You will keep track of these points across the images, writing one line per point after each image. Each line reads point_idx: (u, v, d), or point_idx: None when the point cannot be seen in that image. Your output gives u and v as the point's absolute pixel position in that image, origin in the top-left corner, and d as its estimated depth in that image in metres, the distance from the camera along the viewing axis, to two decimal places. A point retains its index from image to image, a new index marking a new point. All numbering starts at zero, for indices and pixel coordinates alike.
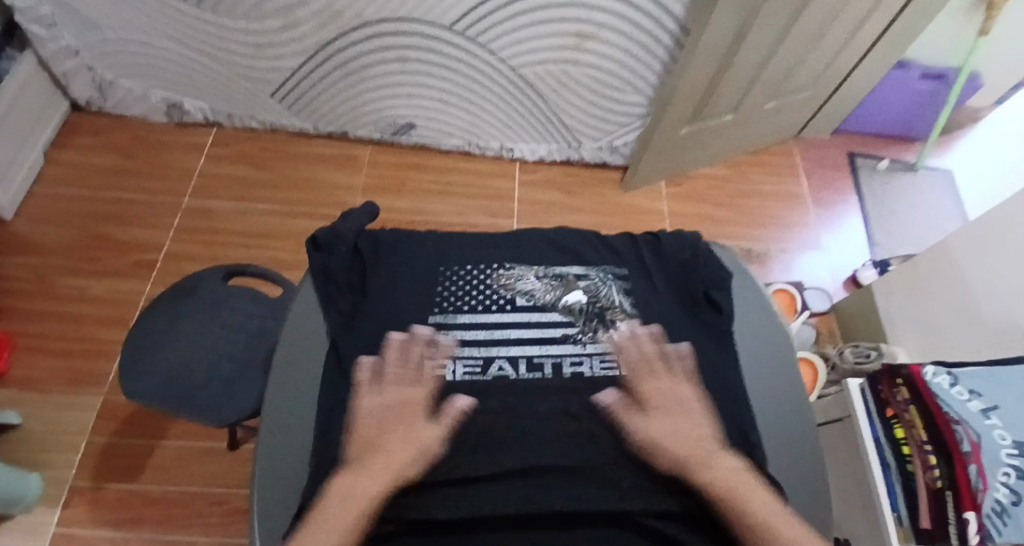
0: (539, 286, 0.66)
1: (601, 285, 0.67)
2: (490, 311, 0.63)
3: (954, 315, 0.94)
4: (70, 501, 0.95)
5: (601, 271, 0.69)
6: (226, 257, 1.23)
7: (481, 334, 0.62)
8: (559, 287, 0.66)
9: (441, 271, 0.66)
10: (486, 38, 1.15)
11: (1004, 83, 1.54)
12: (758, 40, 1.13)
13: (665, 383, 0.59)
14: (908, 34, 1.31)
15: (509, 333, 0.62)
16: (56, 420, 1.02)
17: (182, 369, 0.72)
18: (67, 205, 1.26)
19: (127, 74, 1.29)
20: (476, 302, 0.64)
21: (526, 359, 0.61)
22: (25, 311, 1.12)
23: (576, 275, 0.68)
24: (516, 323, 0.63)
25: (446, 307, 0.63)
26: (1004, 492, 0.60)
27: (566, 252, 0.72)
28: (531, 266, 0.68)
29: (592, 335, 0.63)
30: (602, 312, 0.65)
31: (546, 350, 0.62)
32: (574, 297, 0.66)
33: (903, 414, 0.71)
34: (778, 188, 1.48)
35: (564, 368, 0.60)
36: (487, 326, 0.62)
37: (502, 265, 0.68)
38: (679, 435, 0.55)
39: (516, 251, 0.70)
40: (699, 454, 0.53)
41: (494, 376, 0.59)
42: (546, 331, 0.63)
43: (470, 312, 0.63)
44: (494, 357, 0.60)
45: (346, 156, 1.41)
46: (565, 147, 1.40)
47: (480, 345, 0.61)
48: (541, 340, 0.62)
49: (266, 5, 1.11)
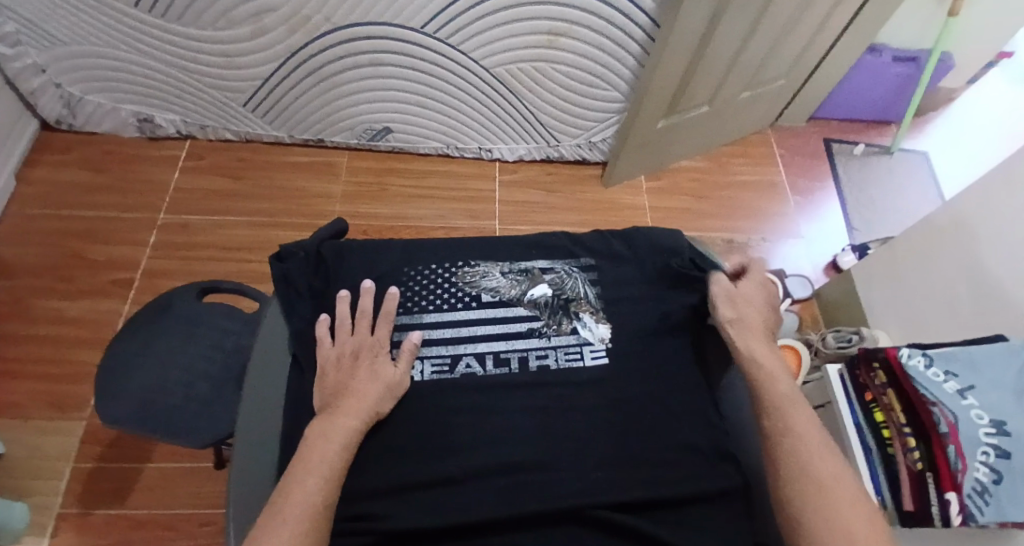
0: (504, 283, 0.68)
1: (567, 278, 0.69)
2: (455, 310, 0.65)
3: (932, 297, 0.95)
4: (56, 528, 0.93)
5: (566, 263, 0.71)
6: (205, 272, 1.21)
7: (447, 333, 0.64)
8: (524, 282, 0.68)
9: (404, 271, 0.67)
10: (458, 38, 1.14)
11: (975, 63, 1.56)
12: (730, 29, 1.13)
13: (755, 285, 0.67)
14: (878, 18, 1.32)
15: (474, 330, 0.64)
16: (38, 446, 1.00)
17: (158, 390, 0.71)
18: (40, 226, 1.23)
19: (94, 90, 1.27)
20: (441, 301, 0.66)
21: (492, 355, 0.63)
22: (1, 336, 1.10)
23: (542, 268, 0.70)
24: (479, 321, 0.65)
25: (410, 308, 0.65)
26: (983, 471, 0.61)
27: (531, 246, 0.72)
28: (496, 262, 0.70)
29: (557, 327, 0.65)
30: (568, 303, 0.67)
31: (512, 345, 0.64)
32: (540, 290, 0.68)
33: (881, 398, 0.71)
34: (757, 178, 1.49)
35: (530, 362, 0.63)
36: (452, 324, 0.64)
37: (466, 263, 0.69)
38: (746, 310, 0.64)
39: (482, 249, 0.71)
40: (757, 329, 0.62)
41: (460, 374, 0.61)
42: (511, 326, 0.65)
43: (435, 310, 0.65)
44: (460, 355, 0.62)
45: (323, 163, 1.40)
46: (543, 146, 1.40)
47: (446, 344, 0.63)
48: (506, 334, 0.64)
49: (232, 14, 1.10)
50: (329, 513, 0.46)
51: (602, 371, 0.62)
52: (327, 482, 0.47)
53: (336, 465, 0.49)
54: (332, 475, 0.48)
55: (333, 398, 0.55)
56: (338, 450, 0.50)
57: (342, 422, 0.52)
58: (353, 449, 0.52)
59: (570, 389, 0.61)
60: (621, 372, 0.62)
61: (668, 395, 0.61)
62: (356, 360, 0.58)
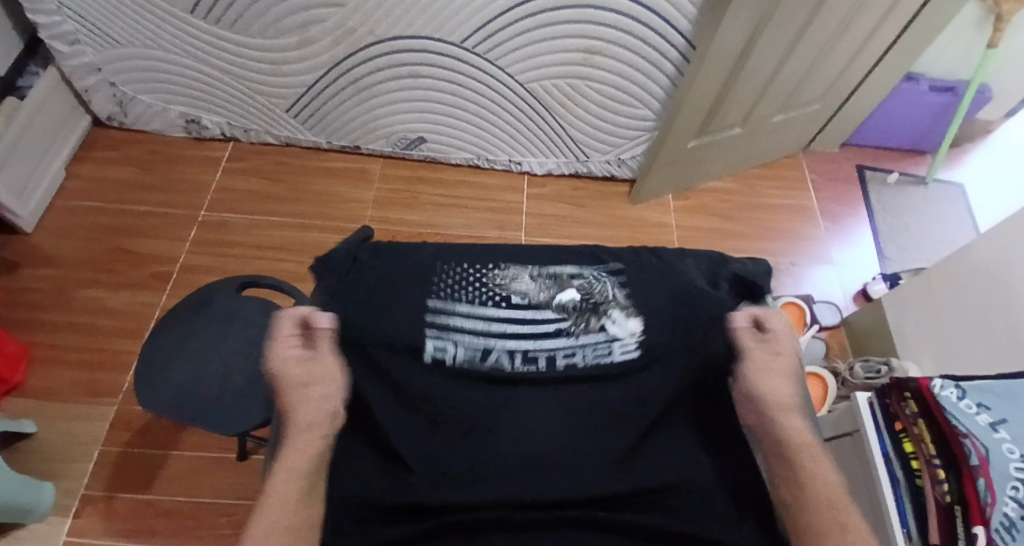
0: (533, 286, 0.69)
1: (596, 282, 0.70)
2: (486, 307, 0.67)
3: (966, 330, 0.93)
4: (83, 510, 0.96)
5: (594, 269, 0.71)
6: (238, 269, 1.25)
7: (478, 326, 0.65)
8: (552, 286, 0.69)
9: (437, 267, 0.69)
10: (494, 54, 1.17)
11: (1015, 95, 1.54)
12: (765, 52, 1.14)
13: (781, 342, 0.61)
14: (916, 45, 1.32)
15: (505, 327, 0.66)
16: (71, 430, 1.04)
17: (193, 380, 0.74)
18: (86, 218, 1.29)
19: (146, 90, 1.33)
20: (474, 297, 0.67)
21: (521, 352, 0.64)
22: (44, 321, 1.15)
23: (570, 274, 0.71)
24: (509, 320, 0.67)
25: (446, 298, 0.67)
26: (1012, 506, 0.57)
27: (562, 252, 0.74)
28: (526, 265, 0.71)
29: (585, 325, 0.66)
30: (597, 304, 0.68)
31: (540, 344, 0.65)
32: (568, 295, 0.69)
33: (912, 428, 0.70)
34: (786, 202, 1.48)
35: (557, 361, 0.64)
36: (483, 319, 0.66)
37: (497, 265, 0.71)
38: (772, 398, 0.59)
39: (514, 253, 0.73)
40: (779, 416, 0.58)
41: (490, 365, 0.63)
42: (539, 326, 0.66)
43: (469, 303, 0.67)
44: (491, 347, 0.64)
45: (357, 170, 1.44)
46: (572, 161, 1.42)
47: (478, 336, 0.65)
48: (534, 332, 0.66)
49: (281, 23, 1.15)
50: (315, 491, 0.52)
51: (631, 364, 0.63)
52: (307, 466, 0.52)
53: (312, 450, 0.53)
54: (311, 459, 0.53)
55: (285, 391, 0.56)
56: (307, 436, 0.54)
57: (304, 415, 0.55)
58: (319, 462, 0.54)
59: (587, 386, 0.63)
60: (642, 375, 0.63)
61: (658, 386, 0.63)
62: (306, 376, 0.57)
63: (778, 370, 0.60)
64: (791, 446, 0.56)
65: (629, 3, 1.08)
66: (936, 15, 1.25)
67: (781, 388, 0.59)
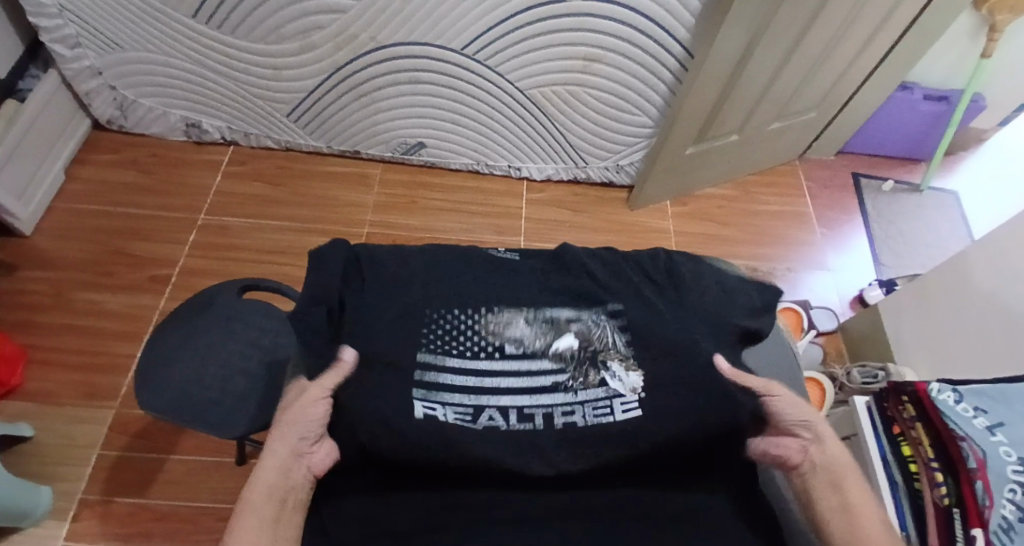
0: (528, 332, 0.60)
1: (594, 326, 0.61)
2: (478, 359, 0.58)
3: (962, 336, 0.94)
4: (80, 513, 0.96)
5: (592, 312, 0.62)
6: (238, 272, 1.25)
7: (471, 383, 0.57)
8: (549, 332, 0.60)
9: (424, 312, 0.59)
10: (494, 61, 1.18)
11: (1008, 104, 1.57)
12: (762, 61, 1.16)
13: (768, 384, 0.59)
14: (910, 56, 1.34)
15: (497, 382, 0.57)
16: (68, 433, 1.03)
17: (195, 382, 0.74)
18: (85, 221, 1.29)
19: (147, 94, 1.33)
20: (461, 348, 0.58)
21: (516, 409, 0.56)
22: (41, 323, 1.14)
23: (568, 318, 0.61)
24: (503, 374, 0.58)
25: (433, 346, 0.57)
26: (1010, 508, 0.56)
27: (562, 292, 0.64)
28: (522, 306, 0.61)
29: (583, 380, 0.58)
30: (595, 354, 0.59)
31: (536, 400, 0.57)
32: (565, 342, 0.60)
33: (909, 432, 0.72)
34: (784, 208, 1.50)
35: (555, 419, 0.56)
36: (474, 373, 0.58)
37: (490, 308, 0.61)
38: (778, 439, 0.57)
39: (507, 289, 0.63)
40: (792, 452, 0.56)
41: (483, 426, 0.55)
42: (535, 380, 0.58)
43: (456, 354, 0.58)
44: (483, 406, 0.56)
45: (357, 174, 1.44)
46: (571, 167, 1.42)
47: (469, 392, 0.57)
48: (528, 387, 0.58)
49: (284, 29, 1.15)
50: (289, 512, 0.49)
51: (634, 427, 0.55)
52: (271, 491, 0.48)
53: (280, 472, 0.49)
54: (277, 481, 0.49)
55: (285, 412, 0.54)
56: (278, 457, 0.50)
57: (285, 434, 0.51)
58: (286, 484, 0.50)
59: (585, 447, 0.54)
60: (655, 430, 0.54)
61: (676, 437, 0.55)
62: (309, 403, 0.53)
63: (793, 410, 0.57)
64: (840, 480, 0.53)
65: (628, 12, 1.10)
66: (931, 25, 1.27)
67: (806, 427, 0.56)
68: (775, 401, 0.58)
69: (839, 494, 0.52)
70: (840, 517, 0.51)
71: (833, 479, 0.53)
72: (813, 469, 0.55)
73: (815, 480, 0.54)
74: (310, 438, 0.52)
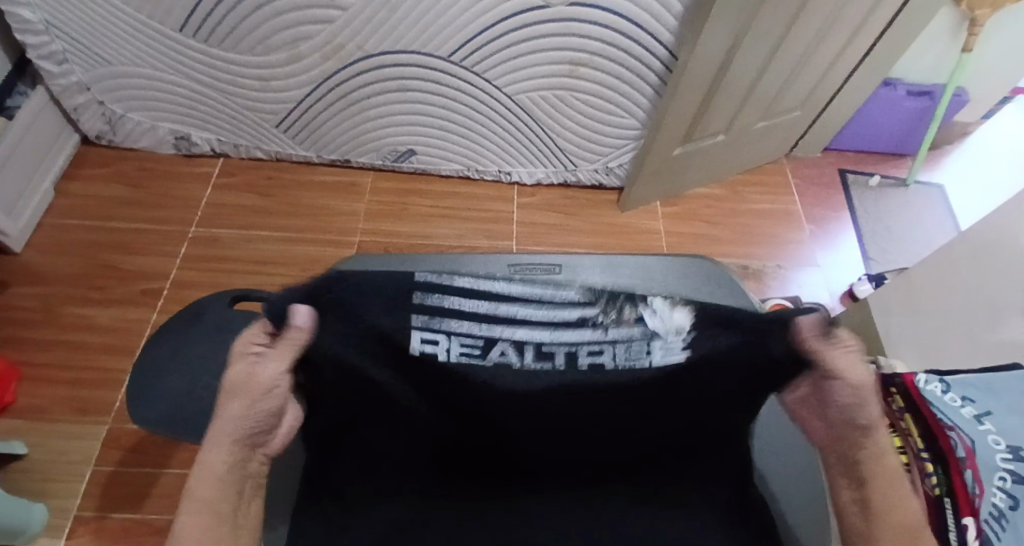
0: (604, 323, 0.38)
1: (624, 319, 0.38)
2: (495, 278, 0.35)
3: (947, 327, 0.94)
4: (73, 530, 0.95)
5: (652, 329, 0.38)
6: (230, 283, 1.25)
7: (481, 306, 0.36)
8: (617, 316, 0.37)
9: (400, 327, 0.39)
10: (480, 67, 1.19)
11: (990, 98, 1.59)
12: (746, 60, 1.17)
13: (853, 356, 0.36)
14: (890, 55, 1.36)
15: (510, 308, 0.36)
16: (61, 449, 1.03)
17: (188, 393, 0.75)
18: (75, 236, 1.29)
19: (135, 108, 1.33)
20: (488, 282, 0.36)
21: (533, 346, 0.39)
22: (32, 340, 1.14)
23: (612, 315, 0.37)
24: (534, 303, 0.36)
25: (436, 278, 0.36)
26: (1001, 496, 0.57)
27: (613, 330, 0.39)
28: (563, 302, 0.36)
29: (617, 315, 0.37)
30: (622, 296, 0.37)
31: (558, 336, 0.38)
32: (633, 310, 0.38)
33: (898, 423, 0.69)
34: (772, 206, 1.51)
35: (580, 359, 0.40)
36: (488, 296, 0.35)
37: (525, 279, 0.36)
38: (823, 422, 0.39)
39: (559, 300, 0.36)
40: (837, 440, 0.39)
41: (493, 360, 0.41)
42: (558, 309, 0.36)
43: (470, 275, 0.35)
44: (496, 338, 0.38)
45: (348, 183, 1.44)
46: (561, 170, 1.43)
47: (479, 320, 0.37)
48: (553, 319, 0.37)
49: (270, 40, 1.16)
50: (254, 494, 0.38)
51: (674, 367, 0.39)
52: (227, 476, 0.36)
53: (233, 461, 0.36)
54: (231, 470, 0.36)
55: (221, 388, 0.37)
56: (227, 440, 0.37)
57: (236, 416, 0.37)
58: (249, 460, 0.38)
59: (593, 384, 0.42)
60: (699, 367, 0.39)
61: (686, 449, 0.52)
62: (266, 383, 0.37)
63: (861, 397, 0.37)
64: (869, 474, 0.38)
65: (611, 15, 1.11)
66: (911, 21, 1.29)
67: (866, 419, 0.38)
68: (846, 389, 0.37)
69: (859, 490, 0.38)
70: (853, 512, 0.38)
71: (859, 475, 0.38)
72: (846, 455, 0.39)
73: (837, 472, 0.40)
74: (265, 423, 0.38)
